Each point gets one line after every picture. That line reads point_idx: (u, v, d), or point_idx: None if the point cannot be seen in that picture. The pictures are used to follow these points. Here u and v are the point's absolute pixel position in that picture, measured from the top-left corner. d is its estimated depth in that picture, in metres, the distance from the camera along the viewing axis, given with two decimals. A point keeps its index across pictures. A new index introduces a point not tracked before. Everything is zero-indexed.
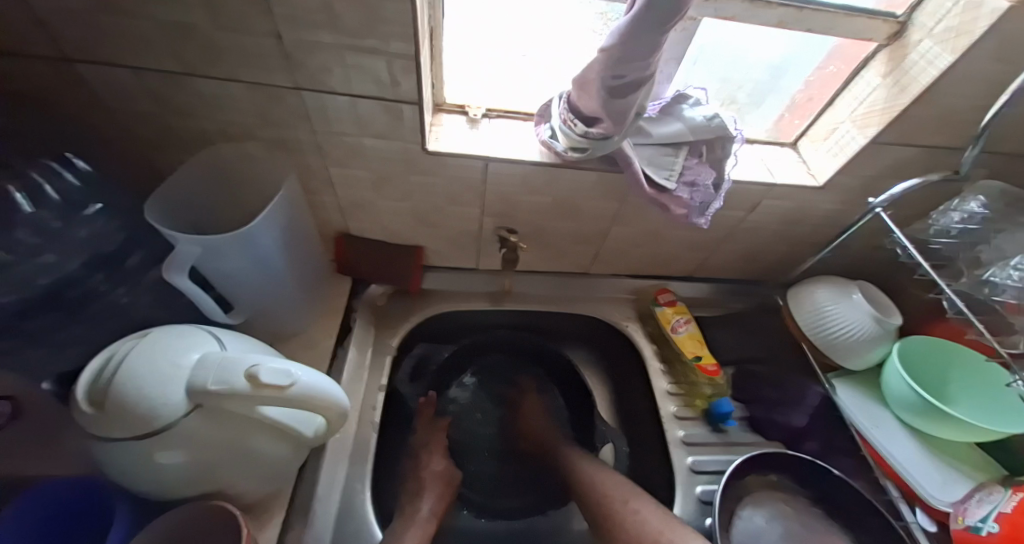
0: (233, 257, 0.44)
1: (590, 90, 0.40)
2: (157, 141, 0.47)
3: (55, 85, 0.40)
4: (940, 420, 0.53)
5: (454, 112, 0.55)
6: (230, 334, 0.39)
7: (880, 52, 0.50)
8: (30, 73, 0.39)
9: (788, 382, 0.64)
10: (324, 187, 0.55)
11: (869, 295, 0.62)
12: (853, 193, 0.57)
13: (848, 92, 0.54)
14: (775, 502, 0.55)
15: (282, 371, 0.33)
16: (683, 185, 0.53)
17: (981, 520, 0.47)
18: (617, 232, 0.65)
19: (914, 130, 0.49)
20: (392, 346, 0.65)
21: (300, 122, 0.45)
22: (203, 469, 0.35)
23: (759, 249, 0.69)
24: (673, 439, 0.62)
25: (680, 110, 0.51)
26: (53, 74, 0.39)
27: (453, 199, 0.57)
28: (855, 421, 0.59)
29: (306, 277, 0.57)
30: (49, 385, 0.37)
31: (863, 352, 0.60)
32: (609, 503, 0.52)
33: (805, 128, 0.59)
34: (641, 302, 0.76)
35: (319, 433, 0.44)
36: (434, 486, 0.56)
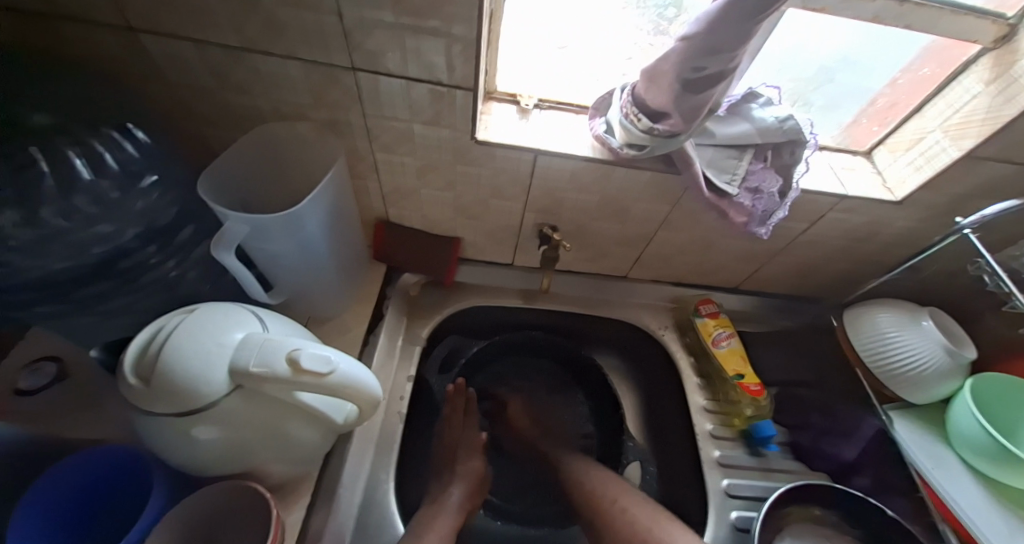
0: (278, 237, 0.43)
1: (662, 82, 0.37)
2: (211, 116, 0.47)
3: (120, 54, 0.40)
4: (1013, 464, 0.47)
5: (504, 101, 0.53)
6: (271, 315, 0.39)
7: (984, 57, 0.44)
8: (96, 41, 0.39)
9: (840, 411, 0.60)
10: (369, 172, 0.54)
11: (941, 324, 0.57)
12: (934, 211, 0.52)
13: (939, 100, 0.49)
14: (818, 538, 0.51)
15: (322, 358, 0.32)
16: (746, 192, 0.49)
17: None
18: (664, 236, 0.61)
19: (1020, 146, 0.44)
20: (423, 337, 0.65)
21: (352, 104, 0.44)
22: (238, 448, 0.35)
23: (815, 265, 0.64)
24: (706, 458, 0.59)
25: (749, 110, 0.48)
26: (119, 44, 0.39)
27: (497, 192, 0.56)
28: (914, 458, 0.54)
29: (345, 262, 0.57)
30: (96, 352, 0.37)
31: (929, 385, 0.55)
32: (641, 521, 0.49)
33: (883, 136, 0.55)
34: (680, 311, 0.72)
35: (350, 420, 0.43)
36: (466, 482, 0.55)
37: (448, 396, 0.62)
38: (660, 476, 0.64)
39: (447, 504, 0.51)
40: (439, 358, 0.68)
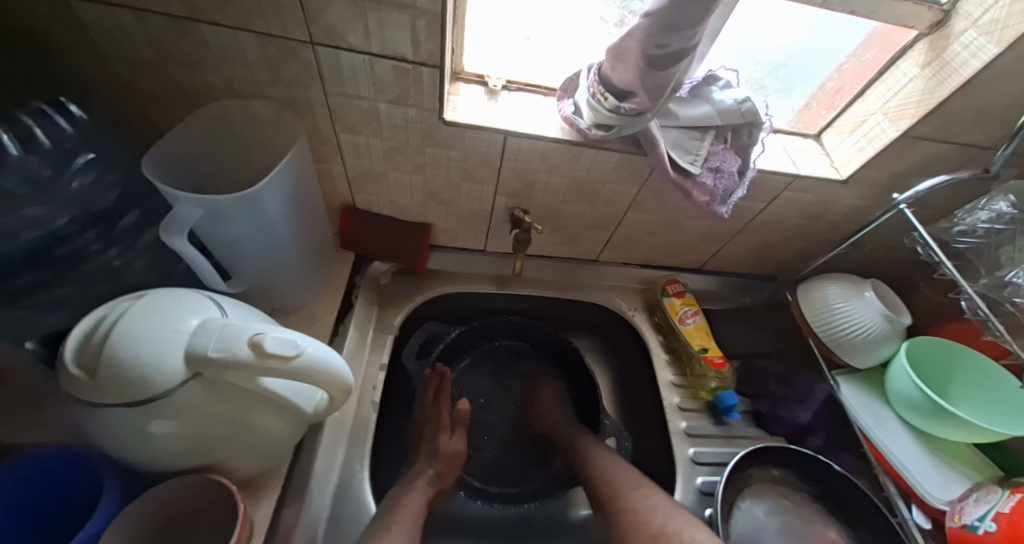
0: (237, 222, 0.41)
1: (628, 60, 0.38)
2: (155, 94, 0.44)
3: (47, 23, 0.36)
4: (942, 418, 0.52)
5: (472, 81, 0.52)
6: (231, 302, 0.37)
7: (920, 42, 0.48)
8: (17, 7, 0.34)
9: (795, 378, 0.64)
10: (333, 154, 0.52)
11: (881, 294, 0.62)
12: (876, 188, 0.56)
13: (881, 83, 0.52)
14: (776, 496, 0.55)
15: (288, 341, 0.31)
16: (708, 171, 0.51)
17: (980, 519, 0.47)
18: (632, 218, 0.63)
19: (947, 126, 0.48)
20: (395, 324, 0.64)
21: (312, 81, 0.42)
22: (199, 442, 0.33)
23: (772, 243, 0.68)
24: (675, 429, 0.62)
25: (709, 93, 0.50)
26: (47, 12, 0.35)
27: (468, 175, 0.55)
28: (858, 419, 0.59)
29: (310, 249, 0.55)
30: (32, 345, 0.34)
31: (872, 350, 0.60)
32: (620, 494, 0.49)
33: (831, 119, 0.58)
34: (649, 293, 0.75)
35: (320, 409, 0.42)
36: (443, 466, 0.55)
37: (425, 377, 0.64)
38: (635, 450, 0.66)
39: (424, 487, 0.51)
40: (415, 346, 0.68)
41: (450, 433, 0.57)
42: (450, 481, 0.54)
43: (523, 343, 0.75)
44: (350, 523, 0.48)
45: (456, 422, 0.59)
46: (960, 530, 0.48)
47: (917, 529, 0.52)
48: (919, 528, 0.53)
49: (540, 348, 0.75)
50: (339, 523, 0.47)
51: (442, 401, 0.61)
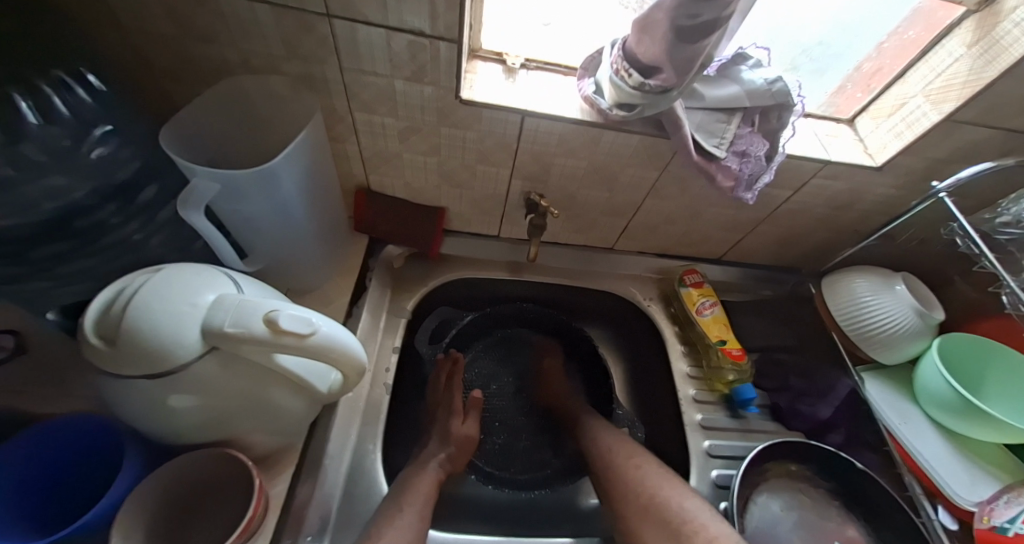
0: (252, 199, 0.41)
1: (655, 33, 0.36)
2: (172, 67, 0.43)
3: None
4: (974, 418, 0.50)
5: (489, 60, 0.51)
6: (247, 279, 0.37)
7: (967, 20, 0.45)
8: None
9: (816, 373, 0.62)
10: (348, 133, 0.51)
11: (913, 288, 0.59)
12: (912, 176, 0.53)
13: (924, 64, 0.49)
14: (793, 491, 0.54)
15: (302, 319, 0.31)
16: (734, 155, 0.49)
17: (1010, 521, 0.45)
18: (651, 205, 0.61)
19: (997, 109, 0.45)
20: (408, 308, 0.64)
21: (328, 56, 0.41)
22: (217, 415, 0.33)
23: (797, 234, 0.66)
24: (689, 422, 0.61)
25: (738, 73, 0.47)
26: None
27: (484, 158, 0.54)
28: (883, 416, 0.57)
29: (325, 230, 0.55)
30: (53, 315, 0.37)
31: (900, 346, 0.57)
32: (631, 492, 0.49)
33: (866, 103, 0.55)
34: (665, 282, 0.73)
35: (334, 389, 0.43)
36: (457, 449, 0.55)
37: (437, 361, 0.64)
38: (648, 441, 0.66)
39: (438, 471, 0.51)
40: (427, 330, 0.68)
41: (462, 418, 0.58)
42: (461, 463, 0.55)
43: (537, 331, 0.74)
44: (362, 502, 0.48)
45: (467, 407, 0.60)
46: (988, 532, 0.46)
47: (942, 530, 0.50)
48: (945, 530, 0.51)
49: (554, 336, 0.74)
50: (351, 501, 0.48)
51: (454, 386, 0.61)
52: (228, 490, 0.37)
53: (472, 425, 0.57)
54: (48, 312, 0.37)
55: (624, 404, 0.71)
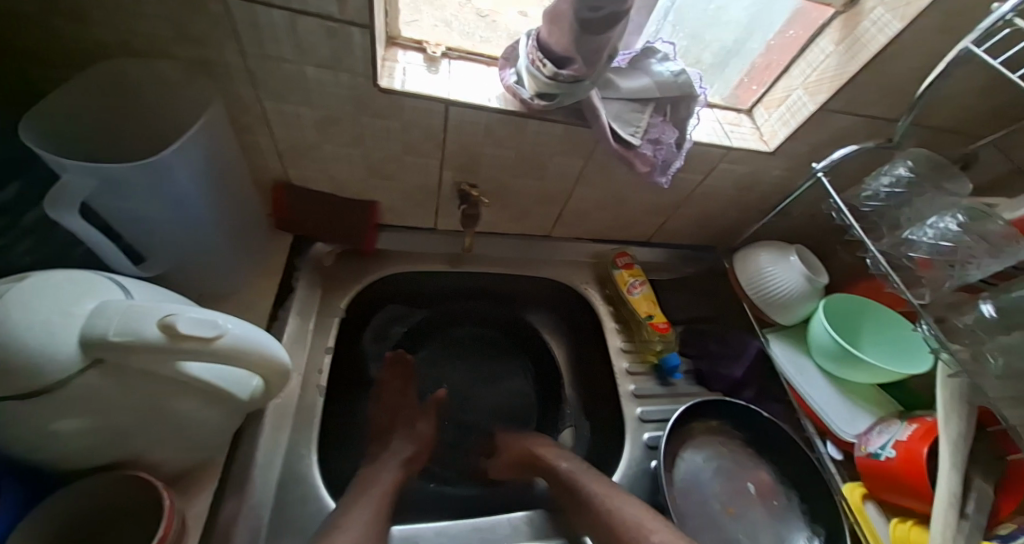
0: (142, 195, 0.37)
1: (563, 23, 0.38)
2: (34, 49, 0.38)
3: None
4: (854, 364, 0.58)
5: (409, 48, 0.49)
6: (136, 283, 0.34)
7: (835, 20, 0.51)
8: None
9: (731, 337, 0.69)
10: (258, 124, 0.48)
11: (804, 258, 0.67)
12: (799, 159, 0.61)
13: (803, 60, 0.55)
14: (713, 444, 0.61)
15: (206, 321, 0.29)
16: (648, 142, 0.52)
17: (880, 447, 0.54)
18: (580, 192, 0.64)
19: (860, 99, 0.52)
20: (342, 307, 0.62)
21: (226, 39, 0.38)
22: (112, 435, 0.30)
23: (711, 215, 0.72)
24: (624, 392, 0.65)
25: (649, 65, 0.51)
26: None
27: (411, 148, 0.53)
28: (783, 370, 0.65)
29: (235, 228, 0.51)
30: None
31: (794, 309, 0.65)
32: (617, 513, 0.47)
33: (761, 94, 0.61)
34: (600, 266, 0.77)
35: (255, 396, 0.41)
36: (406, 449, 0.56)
37: (386, 363, 0.65)
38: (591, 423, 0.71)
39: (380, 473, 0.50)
40: (376, 329, 0.69)
41: (426, 421, 0.61)
42: (419, 464, 0.56)
43: (490, 331, 0.77)
44: (298, 509, 0.46)
45: (428, 407, 0.63)
46: (865, 458, 0.55)
47: (830, 461, 0.60)
48: (831, 460, 0.60)
49: (507, 336, 0.78)
50: (285, 510, 0.46)
51: (410, 389, 0.64)
52: (136, 511, 0.34)
53: (428, 426, 0.61)
54: None
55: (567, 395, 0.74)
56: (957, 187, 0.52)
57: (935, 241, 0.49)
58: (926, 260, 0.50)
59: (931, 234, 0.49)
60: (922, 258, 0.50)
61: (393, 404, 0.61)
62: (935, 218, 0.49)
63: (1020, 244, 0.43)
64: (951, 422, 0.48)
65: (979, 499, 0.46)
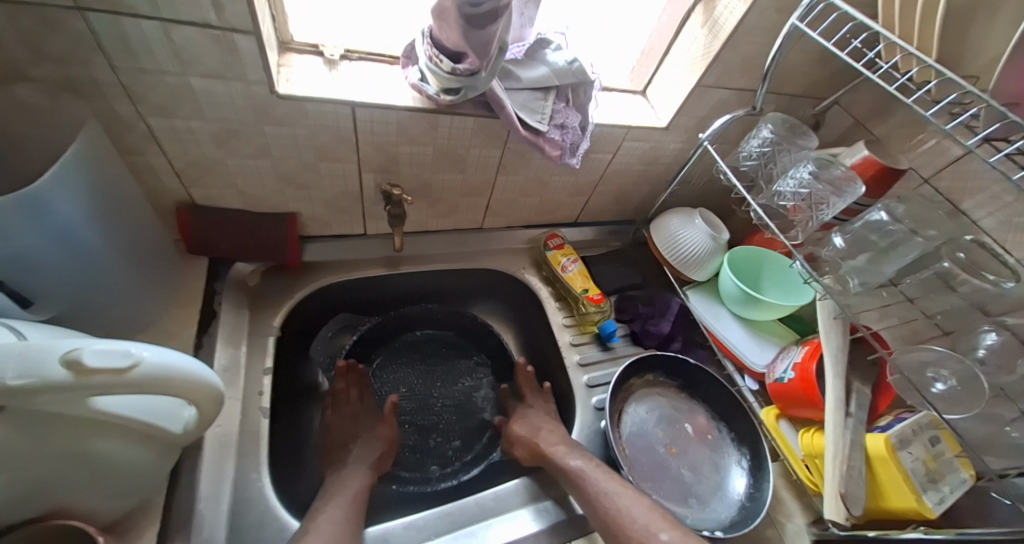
0: (18, 234, 0.34)
1: (449, 21, 0.40)
2: None
3: None
4: (756, 304, 0.67)
5: (305, 52, 0.49)
6: (24, 323, 0.31)
7: (697, 6, 0.58)
8: None
9: (657, 298, 0.76)
10: (147, 143, 0.45)
11: (708, 219, 0.76)
12: (690, 131, 0.68)
13: (679, 42, 0.61)
14: (653, 395, 0.67)
15: (116, 352, 0.28)
16: (555, 128, 0.56)
17: (783, 371, 0.63)
18: (503, 182, 0.67)
19: (726, 74, 0.59)
20: (275, 325, 0.59)
21: (92, 55, 0.36)
22: (27, 491, 0.28)
23: (626, 190, 0.78)
24: (570, 363, 0.70)
25: (544, 55, 0.55)
26: None
27: (324, 153, 0.52)
28: (703, 319, 0.73)
29: (138, 256, 0.47)
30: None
31: (704, 264, 0.73)
32: (608, 504, 0.47)
33: (650, 76, 0.67)
34: (535, 250, 0.80)
35: (191, 428, 0.39)
36: (366, 453, 0.56)
37: (338, 375, 0.64)
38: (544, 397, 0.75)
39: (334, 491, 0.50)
40: (326, 339, 0.70)
41: (388, 423, 0.62)
42: (387, 464, 0.58)
43: (444, 331, 0.78)
44: (256, 532, 0.45)
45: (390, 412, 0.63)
46: (774, 383, 0.63)
47: (749, 392, 0.68)
48: (751, 391, 0.69)
49: (461, 333, 0.79)
50: (242, 537, 0.44)
51: (365, 395, 0.64)
52: None
53: (388, 428, 0.61)
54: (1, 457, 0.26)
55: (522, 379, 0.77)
56: (807, 142, 0.61)
57: (796, 190, 0.56)
58: (796, 206, 0.57)
59: (793, 184, 0.57)
60: (792, 205, 0.57)
61: (347, 413, 0.61)
62: (795, 169, 0.57)
63: (856, 185, 0.53)
64: (830, 337, 0.56)
65: (859, 399, 0.55)
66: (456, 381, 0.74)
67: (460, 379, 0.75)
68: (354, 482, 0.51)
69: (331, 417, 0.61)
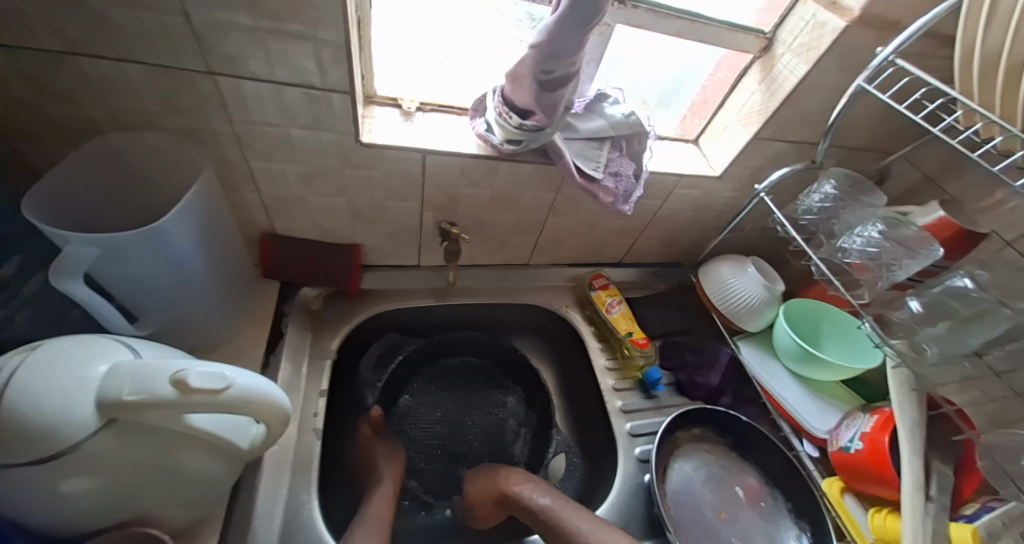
0: (141, 259, 0.39)
1: (523, 83, 0.43)
2: (28, 131, 0.41)
3: None
4: (815, 363, 0.63)
5: (386, 104, 0.54)
6: (145, 343, 0.35)
7: (754, 63, 0.59)
8: None
9: (704, 346, 0.74)
10: (246, 182, 0.51)
11: (761, 268, 0.74)
12: (744, 181, 0.67)
13: (733, 97, 0.63)
14: (700, 453, 0.63)
15: (214, 374, 0.30)
16: (609, 176, 0.58)
17: (850, 440, 0.58)
18: (553, 222, 0.69)
19: (784, 128, 0.59)
20: (333, 349, 0.63)
21: (214, 110, 0.42)
22: (116, 500, 0.31)
23: (674, 234, 0.78)
24: (612, 409, 0.68)
25: (602, 108, 0.57)
26: None
27: (392, 193, 0.56)
28: (756, 374, 0.70)
29: (227, 279, 0.53)
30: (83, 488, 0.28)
31: (758, 315, 0.71)
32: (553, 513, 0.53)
33: (703, 126, 0.68)
34: (578, 288, 0.81)
35: (258, 444, 0.41)
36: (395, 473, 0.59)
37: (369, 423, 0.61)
38: (585, 460, 0.70)
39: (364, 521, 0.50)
40: (372, 356, 0.71)
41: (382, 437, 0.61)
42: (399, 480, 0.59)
43: (480, 359, 0.78)
44: None
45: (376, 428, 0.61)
46: (838, 452, 0.58)
47: (809, 459, 0.63)
48: (810, 457, 0.63)
49: (496, 361, 0.79)
50: None
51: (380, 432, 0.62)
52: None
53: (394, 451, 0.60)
54: (117, 472, 0.29)
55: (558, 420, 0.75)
56: (874, 199, 0.58)
57: (863, 248, 0.54)
58: (860, 264, 0.55)
59: (860, 242, 0.55)
60: (856, 262, 0.55)
61: (377, 422, 0.61)
62: (862, 228, 0.56)
63: (932, 248, 0.51)
64: (904, 408, 0.52)
65: (940, 482, 0.50)
66: (488, 410, 0.74)
67: (494, 409, 0.74)
68: (384, 486, 0.55)
69: (369, 434, 0.61)
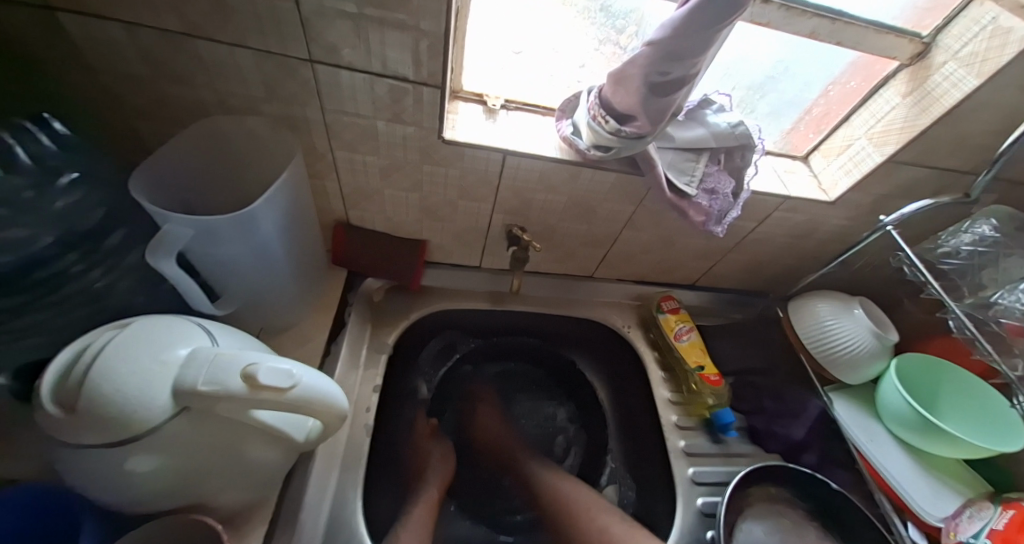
0: (227, 241, 0.40)
1: (629, 86, 0.39)
2: (143, 109, 0.44)
3: (42, 39, 0.36)
4: (933, 435, 0.53)
5: (470, 100, 0.52)
6: (222, 330, 0.36)
7: (901, 72, 0.50)
8: (10, 22, 0.34)
9: (788, 394, 0.64)
10: (329, 170, 0.51)
11: (869, 312, 0.63)
12: (862, 210, 0.58)
13: (865, 110, 0.54)
14: (774, 517, 0.55)
15: (283, 371, 0.29)
16: (704, 193, 0.52)
17: (974, 536, 0.48)
18: (628, 235, 0.63)
19: (929, 152, 0.50)
20: (389, 343, 0.62)
21: (309, 99, 0.42)
22: (180, 482, 0.31)
23: (764, 261, 0.69)
24: (673, 449, 0.61)
25: (704, 116, 0.51)
26: (39, 26, 0.35)
27: (464, 193, 0.54)
28: (851, 434, 0.60)
29: (301, 265, 0.54)
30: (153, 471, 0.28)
31: (861, 367, 0.61)
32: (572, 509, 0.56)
33: (817, 142, 0.59)
34: (643, 308, 0.75)
35: (312, 437, 0.41)
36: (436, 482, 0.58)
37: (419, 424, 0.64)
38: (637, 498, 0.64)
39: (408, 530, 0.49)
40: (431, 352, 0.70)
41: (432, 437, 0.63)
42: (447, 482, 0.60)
43: (534, 368, 0.75)
44: None
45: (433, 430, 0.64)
46: None
47: None
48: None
49: (550, 372, 0.75)
50: None
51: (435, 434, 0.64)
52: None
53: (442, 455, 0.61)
54: (183, 458, 0.29)
55: (612, 447, 0.69)
56: None
57: None
58: (1018, 327, 0.45)
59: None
60: (1013, 324, 0.46)
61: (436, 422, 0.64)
62: None
63: None
64: None
65: None
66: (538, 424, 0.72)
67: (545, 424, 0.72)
68: (432, 494, 0.55)
69: (427, 433, 0.63)
